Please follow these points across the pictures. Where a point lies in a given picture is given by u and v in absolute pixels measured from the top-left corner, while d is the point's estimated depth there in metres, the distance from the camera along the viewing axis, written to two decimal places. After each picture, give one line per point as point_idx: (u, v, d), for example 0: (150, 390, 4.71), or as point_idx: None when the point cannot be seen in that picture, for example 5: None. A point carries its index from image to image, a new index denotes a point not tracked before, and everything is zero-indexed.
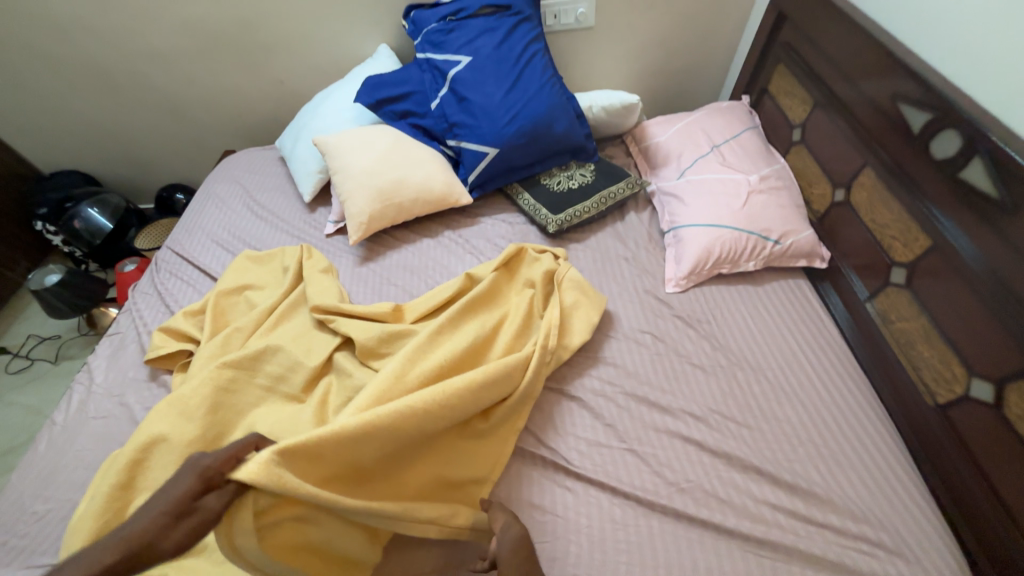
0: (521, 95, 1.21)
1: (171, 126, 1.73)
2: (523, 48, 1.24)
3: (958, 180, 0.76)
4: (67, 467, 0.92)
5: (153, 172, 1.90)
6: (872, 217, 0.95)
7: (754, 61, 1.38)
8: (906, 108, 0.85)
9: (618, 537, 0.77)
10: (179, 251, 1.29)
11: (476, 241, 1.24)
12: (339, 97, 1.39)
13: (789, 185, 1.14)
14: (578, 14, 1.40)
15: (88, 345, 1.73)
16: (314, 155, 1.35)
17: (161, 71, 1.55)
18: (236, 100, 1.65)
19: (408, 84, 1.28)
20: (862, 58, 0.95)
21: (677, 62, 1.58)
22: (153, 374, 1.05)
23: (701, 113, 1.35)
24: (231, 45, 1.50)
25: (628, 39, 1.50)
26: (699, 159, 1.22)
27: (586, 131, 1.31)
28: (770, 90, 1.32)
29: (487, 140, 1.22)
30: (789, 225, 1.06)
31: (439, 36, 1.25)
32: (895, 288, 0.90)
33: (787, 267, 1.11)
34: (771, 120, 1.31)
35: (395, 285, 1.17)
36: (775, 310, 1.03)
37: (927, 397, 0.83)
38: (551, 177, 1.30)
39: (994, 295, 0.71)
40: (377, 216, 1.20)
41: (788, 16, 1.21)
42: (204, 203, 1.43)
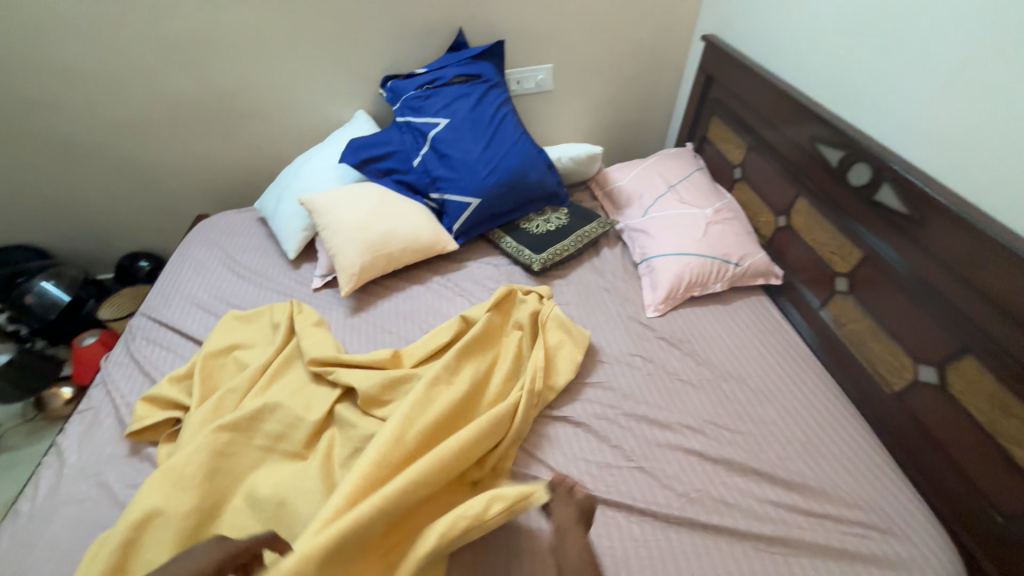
0: (497, 151, 1.34)
1: (139, 195, 1.72)
2: (495, 110, 1.38)
3: (874, 201, 0.92)
4: (38, 562, 0.83)
5: (115, 242, 1.84)
6: (812, 237, 1.11)
7: (692, 114, 1.60)
8: (823, 147, 1.03)
9: (645, 552, 0.79)
10: (156, 318, 1.25)
11: (465, 285, 1.30)
12: (321, 159, 1.46)
13: (738, 215, 1.30)
14: (538, 80, 1.59)
15: (35, 432, 1.57)
16: (299, 213, 1.39)
17: (134, 142, 1.57)
18: (211, 167, 1.68)
19: (390, 144, 1.38)
20: (782, 109, 1.15)
21: (626, 117, 1.79)
22: (134, 448, 0.99)
23: (654, 159, 1.53)
24: (209, 115, 1.55)
25: (583, 100, 1.70)
26: (659, 198, 1.38)
27: (557, 179, 1.44)
28: (709, 138, 1.53)
29: (469, 191, 1.31)
30: (745, 249, 1.21)
31: (417, 102, 1.37)
32: (841, 295, 1.04)
33: (748, 286, 1.24)
34: (714, 162, 1.51)
35: (389, 333, 1.19)
36: (745, 326, 1.15)
37: (885, 386, 0.94)
38: (529, 222, 1.40)
39: (921, 291, 0.84)
40: (367, 267, 1.23)
41: (715, 79, 1.44)
42: (180, 267, 1.40)
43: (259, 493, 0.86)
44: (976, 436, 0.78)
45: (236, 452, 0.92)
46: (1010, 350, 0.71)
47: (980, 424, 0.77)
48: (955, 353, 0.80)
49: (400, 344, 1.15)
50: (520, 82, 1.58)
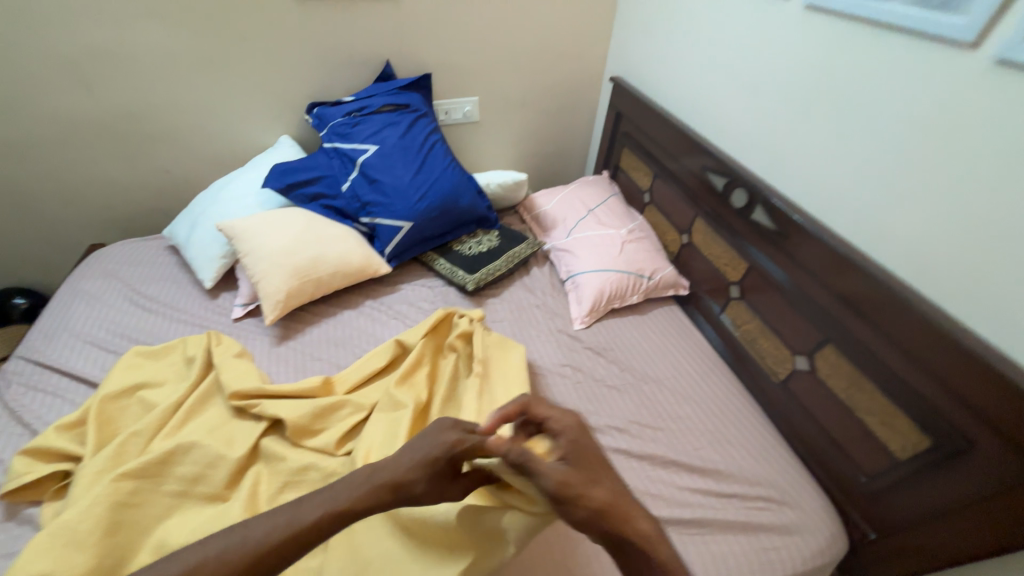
0: (428, 176, 1.38)
1: (15, 223, 1.51)
2: (424, 138, 1.43)
3: (752, 220, 1.09)
4: None
5: None
6: (709, 251, 1.27)
7: (606, 146, 1.78)
8: (711, 175, 1.20)
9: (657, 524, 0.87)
10: (39, 360, 1.09)
11: (399, 307, 1.31)
12: (242, 183, 1.40)
13: (649, 234, 1.46)
14: (465, 111, 1.68)
15: None
16: (216, 240, 1.31)
17: (11, 164, 1.40)
18: (109, 192, 1.53)
19: (316, 169, 1.36)
20: (677, 143, 1.33)
21: (548, 147, 1.93)
22: (8, 512, 0.85)
23: (575, 185, 1.66)
24: (108, 136, 1.43)
25: (509, 131, 1.81)
26: (580, 220, 1.50)
27: (487, 203, 1.52)
28: (621, 167, 1.70)
29: (401, 215, 1.34)
30: (656, 264, 1.35)
31: (345, 129, 1.38)
32: (735, 301, 1.20)
33: (661, 297, 1.38)
34: (626, 188, 1.68)
35: (320, 360, 1.15)
36: (660, 333, 1.27)
37: (773, 377, 1.09)
38: (461, 244, 1.45)
39: (792, 293, 1.01)
40: (294, 293, 1.20)
41: (623, 115, 1.62)
42: (70, 302, 1.25)
43: (172, 543, 0.78)
44: (841, 411, 0.93)
45: (143, 501, 0.83)
46: (856, 337, 0.88)
47: (842, 400, 0.93)
48: (819, 343, 0.96)
49: (331, 371, 1.12)
50: (448, 112, 1.66)
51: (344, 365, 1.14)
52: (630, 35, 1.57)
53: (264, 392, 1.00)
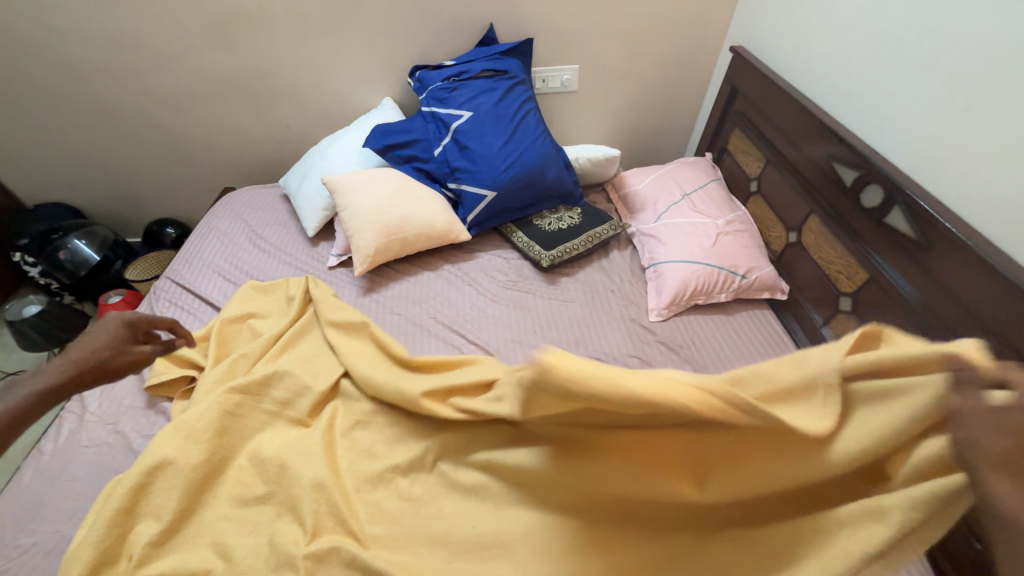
0: (517, 146, 1.36)
1: (171, 164, 1.79)
2: (517, 107, 1.40)
3: (884, 223, 0.93)
4: (56, 497, 0.89)
5: (145, 208, 1.93)
6: (821, 254, 1.12)
7: (714, 125, 1.61)
8: (840, 166, 1.03)
9: None
10: (180, 281, 1.31)
11: (474, 275, 1.34)
12: (347, 141, 1.51)
13: (750, 228, 1.31)
14: (563, 80, 1.62)
15: None
16: (321, 193, 1.43)
17: (171, 112, 1.64)
18: (241, 141, 1.74)
19: (413, 133, 1.41)
20: (803, 127, 1.15)
21: (647, 123, 1.80)
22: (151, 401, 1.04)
23: (671, 166, 1.54)
24: (242, 91, 1.60)
25: (605, 103, 1.72)
26: (672, 205, 1.39)
27: (573, 179, 1.47)
28: (729, 150, 1.54)
29: (486, 183, 1.34)
30: (754, 262, 1.22)
31: (443, 93, 1.40)
32: (844, 315, 1.05)
33: (753, 299, 1.25)
34: (731, 174, 1.51)
35: (398, 315, 1.23)
36: (746, 337, 1.16)
37: None
38: (542, 218, 1.43)
39: (924, 317, 0.85)
40: (381, 249, 1.27)
41: (740, 91, 1.45)
42: (205, 235, 1.47)
43: (263, 454, 0.91)
44: None
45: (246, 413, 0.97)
46: None
47: None
48: None
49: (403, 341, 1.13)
50: (546, 80, 1.61)
51: (419, 324, 1.20)
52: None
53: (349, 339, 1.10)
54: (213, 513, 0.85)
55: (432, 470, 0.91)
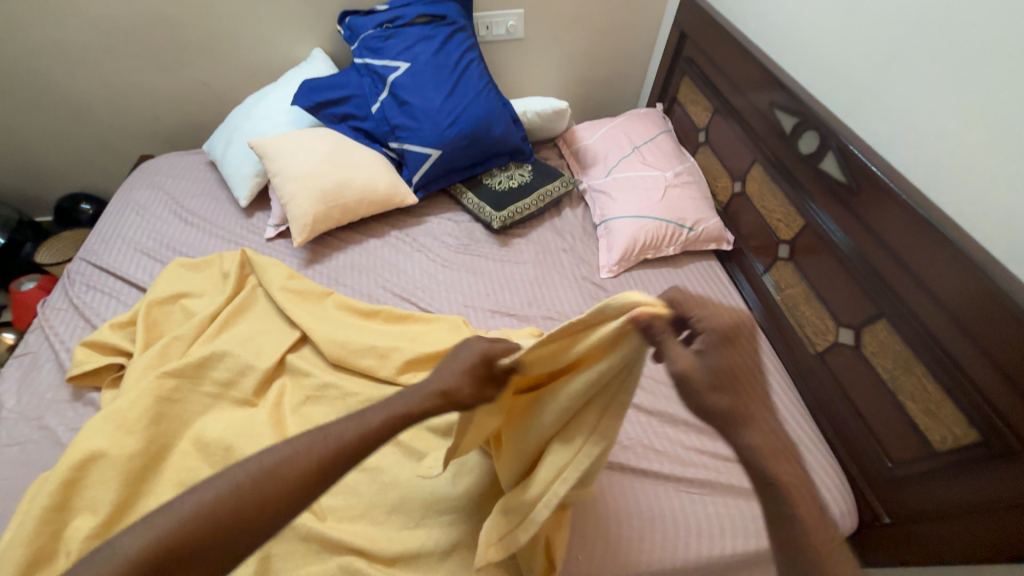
0: (460, 100, 1.28)
1: (75, 130, 1.59)
2: (459, 56, 1.31)
3: (818, 170, 0.94)
4: None
5: (52, 183, 1.73)
6: (763, 203, 1.14)
7: (664, 74, 1.57)
8: (780, 114, 1.03)
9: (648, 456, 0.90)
10: (96, 263, 1.19)
11: (423, 239, 1.29)
12: (274, 99, 1.37)
13: (698, 180, 1.32)
14: (508, 26, 1.52)
15: None
16: (250, 158, 1.32)
17: (63, 70, 1.43)
18: (154, 102, 1.55)
19: (346, 88, 1.30)
20: (748, 73, 1.14)
21: (599, 73, 1.74)
22: (77, 393, 0.97)
23: (622, 119, 1.50)
24: (146, 42, 1.41)
25: (554, 52, 1.63)
26: (623, 159, 1.37)
27: (522, 134, 1.41)
28: (678, 99, 1.51)
29: (429, 142, 1.27)
30: (700, 214, 1.23)
31: (376, 43, 1.29)
32: (782, 262, 1.09)
33: (701, 251, 1.28)
34: (681, 125, 1.50)
35: (344, 286, 1.18)
36: (693, 289, 1.19)
37: (809, 347, 1.01)
38: (492, 177, 1.38)
39: (851, 259, 0.89)
40: (321, 217, 1.20)
41: (688, 36, 1.41)
42: (122, 210, 1.33)
43: (206, 437, 0.87)
44: (880, 392, 0.85)
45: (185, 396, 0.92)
46: (917, 315, 0.77)
47: (884, 381, 0.84)
48: (872, 316, 0.85)
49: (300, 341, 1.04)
50: (490, 27, 1.50)
51: (367, 293, 1.16)
52: None
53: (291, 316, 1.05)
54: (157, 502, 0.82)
55: (387, 440, 0.90)
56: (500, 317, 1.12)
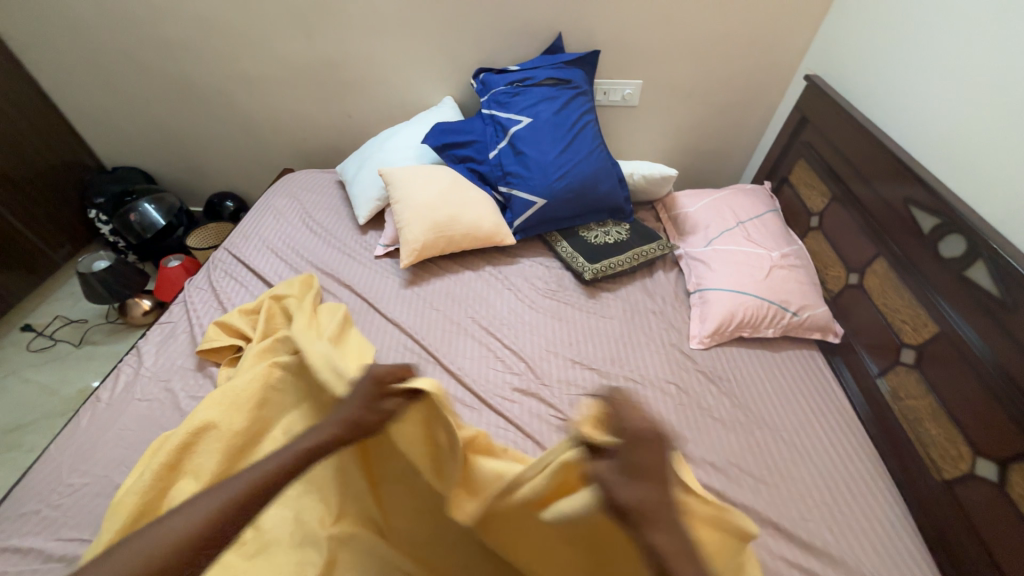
0: (572, 157, 1.36)
1: (237, 141, 1.89)
2: (577, 117, 1.40)
3: (964, 278, 0.87)
4: (107, 444, 0.95)
5: (209, 180, 2.05)
6: (884, 301, 1.06)
7: (777, 154, 1.56)
8: (918, 211, 0.98)
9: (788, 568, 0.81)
10: (236, 254, 1.37)
11: (514, 279, 1.34)
12: (406, 136, 1.55)
13: (806, 264, 1.26)
14: (625, 94, 1.60)
15: (111, 332, 1.78)
16: (376, 183, 1.48)
17: (243, 93, 1.73)
18: (305, 126, 1.81)
19: (471, 133, 1.43)
20: (879, 166, 1.10)
21: (704, 145, 1.77)
22: (200, 365, 1.10)
23: (728, 191, 1.49)
24: (312, 78, 1.67)
25: (664, 120, 1.69)
26: (725, 231, 1.34)
27: (625, 194, 1.46)
28: (790, 180, 1.48)
29: (537, 191, 1.35)
30: (807, 300, 1.17)
31: (505, 98, 1.41)
32: (904, 367, 0.99)
33: (803, 338, 1.20)
34: (790, 205, 1.46)
35: (436, 311, 1.24)
36: (791, 378, 1.11)
37: (933, 472, 0.90)
38: (589, 231, 1.42)
39: (1000, 383, 0.79)
40: (428, 245, 1.30)
41: (810, 120, 1.39)
42: (263, 212, 1.53)
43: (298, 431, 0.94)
44: None
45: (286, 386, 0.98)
46: None
47: None
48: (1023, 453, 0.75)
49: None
50: (607, 93, 1.60)
51: (456, 321, 1.21)
52: (847, 28, 1.31)
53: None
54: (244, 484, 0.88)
55: None
56: (581, 369, 1.11)
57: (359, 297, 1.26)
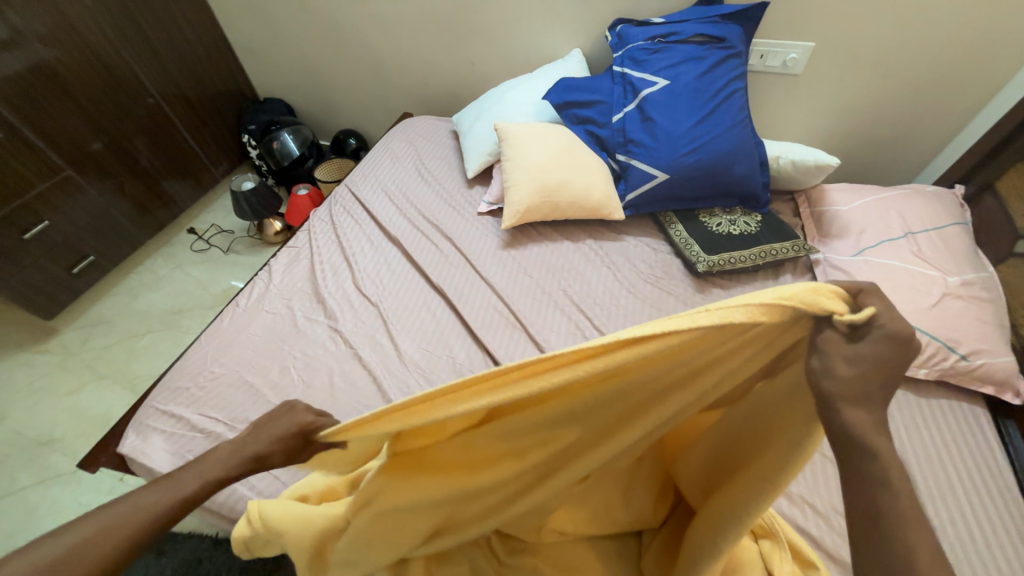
0: (709, 130, 1.19)
1: (367, 82, 1.97)
2: (723, 84, 1.21)
3: None
4: (241, 345, 1.10)
5: (340, 118, 2.20)
6: None
7: (985, 151, 1.22)
8: None
9: None
10: (355, 193, 1.46)
11: (615, 257, 1.26)
12: (527, 90, 1.48)
13: (995, 299, 1.00)
14: (787, 59, 1.34)
15: (250, 245, 2.05)
16: (489, 138, 1.45)
17: (378, 33, 1.77)
18: (429, 71, 1.82)
19: (597, 93, 1.32)
20: None
21: (878, 130, 1.45)
22: (316, 291, 1.22)
23: (899, 192, 1.22)
24: (442, 20, 1.64)
25: (831, 95, 1.40)
26: (886, 241, 1.11)
27: (764, 181, 1.26)
28: (997, 187, 1.16)
29: (660, 165, 1.22)
30: (986, 344, 0.93)
31: (642, 55, 1.26)
32: None
33: (965, 388, 0.97)
34: (988, 220, 1.15)
35: (530, 277, 1.22)
36: (937, 433, 0.92)
37: None
38: (710, 217, 1.27)
39: None
40: (533, 209, 1.26)
41: None
42: (381, 154, 1.60)
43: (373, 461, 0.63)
44: None
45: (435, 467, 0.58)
46: None
47: None
48: None
49: (454, 315, 1.15)
50: (764, 57, 1.36)
51: (549, 292, 1.18)
52: None
53: (452, 306, 1.16)
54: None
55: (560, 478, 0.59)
56: None
57: (459, 252, 1.28)
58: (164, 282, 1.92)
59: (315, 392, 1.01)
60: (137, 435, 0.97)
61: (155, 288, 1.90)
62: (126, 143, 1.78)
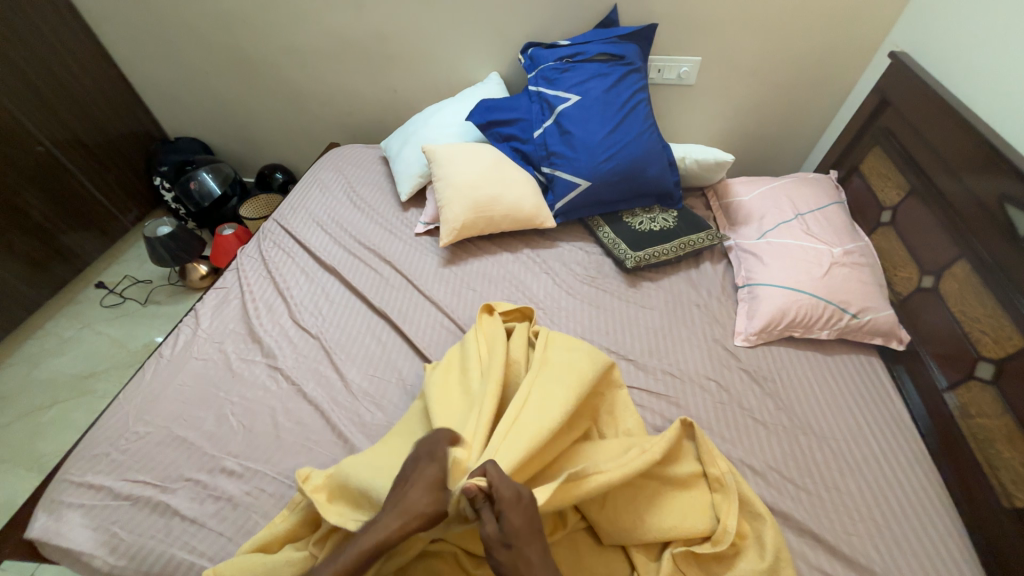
0: (621, 138, 1.30)
1: (289, 115, 1.94)
2: (628, 97, 1.33)
3: None
4: (168, 398, 1.02)
5: (263, 153, 2.13)
6: (962, 308, 0.97)
7: (847, 140, 1.43)
8: (1014, 212, 0.87)
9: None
10: (284, 226, 1.42)
11: (553, 263, 1.31)
12: (451, 112, 1.53)
13: (872, 263, 1.16)
14: (681, 72, 1.50)
15: (172, 293, 1.91)
16: (418, 160, 1.48)
17: (295, 66, 1.76)
18: (352, 100, 1.83)
19: (516, 111, 1.39)
20: (971, 156, 0.98)
21: (765, 130, 1.64)
22: (250, 330, 1.16)
23: (787, 180, 1.39)
24: (360, 51, 1.66)
25: (722, 101, 1.58)
26: (781, 223, 1.25)
27: (675, 179, 1.39)
28: (861, 169, 1.36)
29: (581, 173, 1.30)
30: (870, 301, 1.08)
31: (554, 74, 1.35)
32: (979, 383, 0.91)
33: (861, 342, 1.12)
34: (859, 197, 1.34)
35: (473, 292, 1.24)
36: (844, 384, 1.04)
37: (1002, 498, 0.83)
38: (633, 217, 1.37)
39: None
40: (468, 225, 1.29)
41: (891, 102, 1.26)
42: (310, 184, 1.57)
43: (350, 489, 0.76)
44: None
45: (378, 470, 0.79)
46: None
47: None
48: None
49: (400, 337, 1.14)
50: (662, 71, 1.51)
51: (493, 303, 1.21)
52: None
53: (397, 328, 1.15)
54: (284, 478, 0.91)
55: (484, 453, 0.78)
56: (617, 358, 1.08)
57: (400, 274, 1.28)
58: (70, 344, 1.73)
59: (258, 436, 0.96)
60: (48, 515, 0.86)
61: (59, 353, 1.70)
62: (12, 196, 1.61)
